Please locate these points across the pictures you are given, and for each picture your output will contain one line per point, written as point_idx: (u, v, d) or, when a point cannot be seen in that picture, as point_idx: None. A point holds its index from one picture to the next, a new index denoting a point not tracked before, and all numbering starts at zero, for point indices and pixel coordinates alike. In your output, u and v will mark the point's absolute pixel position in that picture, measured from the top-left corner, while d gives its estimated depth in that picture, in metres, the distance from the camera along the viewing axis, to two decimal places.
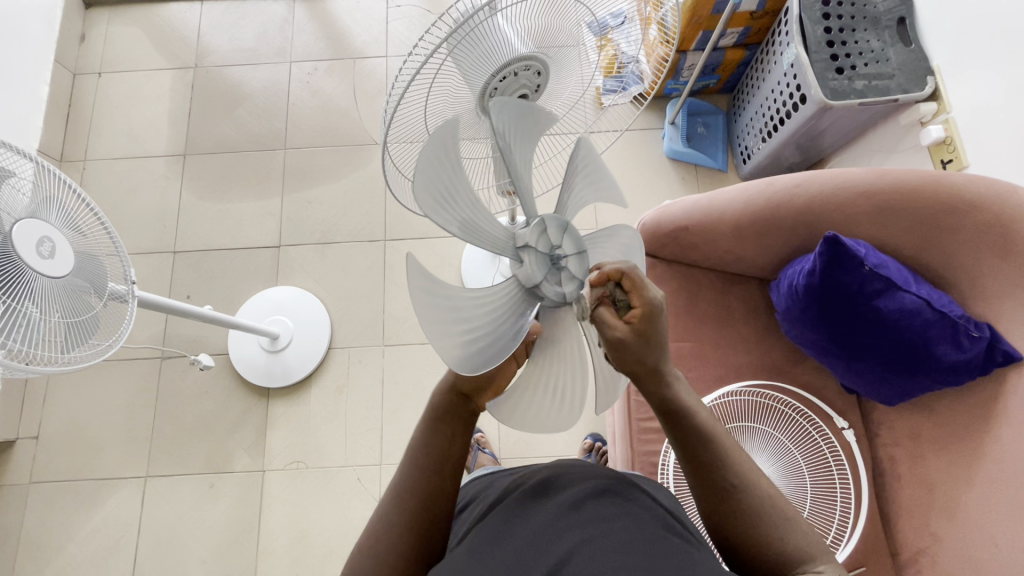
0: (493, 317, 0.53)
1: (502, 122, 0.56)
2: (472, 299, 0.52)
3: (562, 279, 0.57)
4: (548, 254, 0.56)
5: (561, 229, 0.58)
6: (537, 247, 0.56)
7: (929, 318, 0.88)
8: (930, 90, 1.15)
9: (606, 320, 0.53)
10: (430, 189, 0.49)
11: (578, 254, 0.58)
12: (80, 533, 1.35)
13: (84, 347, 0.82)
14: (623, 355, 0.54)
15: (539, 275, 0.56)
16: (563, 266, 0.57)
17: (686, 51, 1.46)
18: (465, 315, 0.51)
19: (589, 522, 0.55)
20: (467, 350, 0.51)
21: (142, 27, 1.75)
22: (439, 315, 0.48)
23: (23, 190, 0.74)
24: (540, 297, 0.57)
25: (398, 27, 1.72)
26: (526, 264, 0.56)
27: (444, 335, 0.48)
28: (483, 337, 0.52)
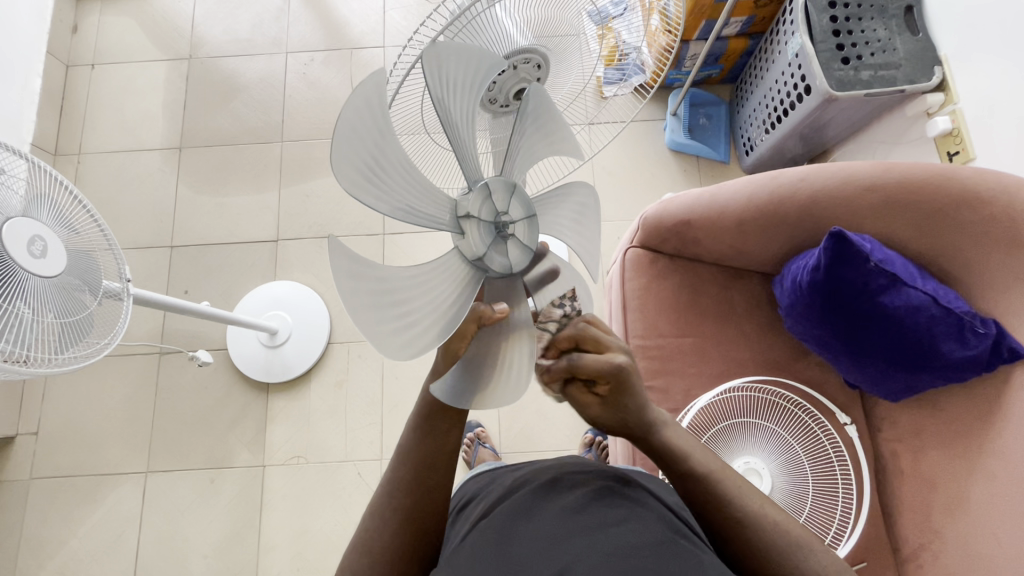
0: (434, 290, 0.49)
1: (437, 76, 0.48)
2: (410, 276, 0.48)
3: (508, 248, 0.53)
4: (492, 222, 0.52)
5: (505, 190, 0.54)
6: (482, 216, 0.52)
7: (935, 315, 0.87)
8: (938, 80, 1.13)
9: (579, 402, 0.56)
10: (352, 161, 0.43)
11: (525, 219, 0.55)
12: (81, 529, 1.35)
13: (79, 347, 0.81)
14: (608, 420, 0.59)
15: (483, 248, 0.52)
16: (508, 235, 0.53)
17: (688, 41, 1.44)
18: (402, 295, 0.47)
19: (595, 523, 0.55)
20: (410, 331, 0.47)
21: (135, 17, 1.73)
22: (372, 300, 0.45)
23: (15, 188, 0.73)
24: (488, 272, 0.53)
25: (395, 17, 1.69)
26: (469, 236, 0.51)
27: (378, 321, 0.45)
28: (426, 316, 0.48)
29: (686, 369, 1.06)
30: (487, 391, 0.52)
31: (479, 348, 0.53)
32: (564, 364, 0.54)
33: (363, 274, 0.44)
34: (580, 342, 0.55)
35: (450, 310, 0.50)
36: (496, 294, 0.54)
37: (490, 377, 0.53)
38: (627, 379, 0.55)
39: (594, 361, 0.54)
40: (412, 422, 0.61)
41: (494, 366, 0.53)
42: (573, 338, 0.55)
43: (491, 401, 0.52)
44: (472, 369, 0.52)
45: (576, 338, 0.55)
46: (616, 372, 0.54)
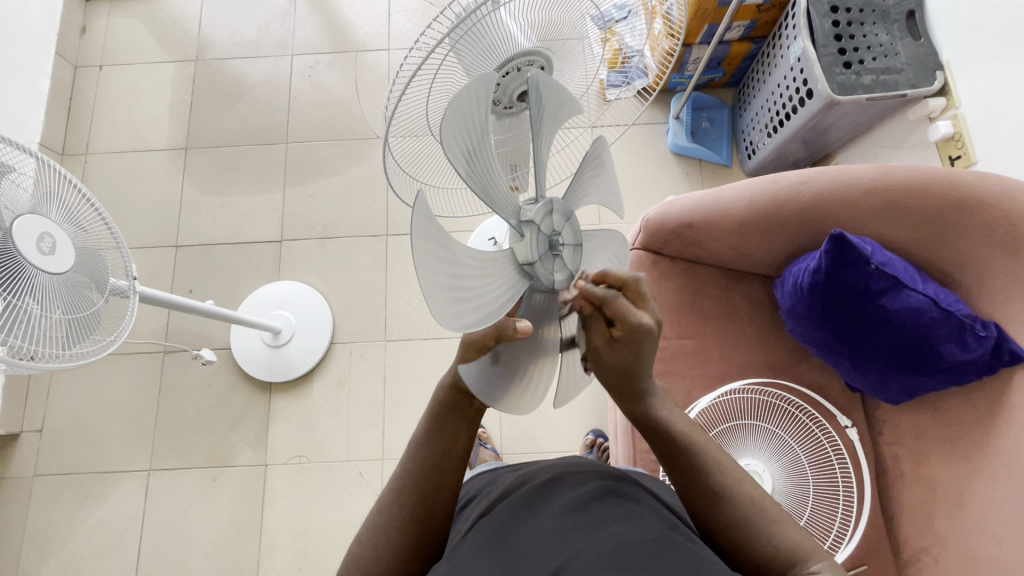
0: (485, 176, 0.52)
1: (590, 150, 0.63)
2: (486, 142, 0.52)
3: (551, 260, 0.56)
4: (553, 233, 0.56)
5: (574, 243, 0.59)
6: (552, 222, 0.56)
7: (936, 318, 0.87)
8: (939, 85, 1.13)
9: (589, 329, 0.57)
10: (556, 94, 0.61)
11: (572, 275, 0.59)
12: (84, 526, 1.35)
13: (85, 343, 0.81)
14: (602, 367, 0.58)
15: (533, 235, 0.54)
16: (558, 254, 0.57)
17: (691, 44, 1.44)
18: (481, 145, 0.51)
19: (595, 521, 0.55)
20: (463, 164, 0.50)
21: (143, 19, 1.74)
22: (466, 112, 0.49)
23: (23, 185, 0.74)
24: (520, 260, 0.54)
25: (400, 20, 1.70)
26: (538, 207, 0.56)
27: (454, 123, 0.48)
28: (473, 173, 0.51)
29: (687, 371, 1.07)
30: (448, 311, 0.46)
31: (469, 264, 0.49)
32: (602, 293, 0.55)
33: (480, 95, 0.50)
34: (625, 287, 0.57)
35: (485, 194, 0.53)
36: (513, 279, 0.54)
37: (460, 306, 0.47)
38: (642, 340, 0.55)
39: (626, 308, 0.55)
40: (424, 420, 0.62)
41: (470, 300, 0.48)
42: (624, 282, 0.57)
43: (443, 321, 0.45)
44: (451, 276, 0.47)
45: (624, 283, 0.57)
46: (639, 329, 0.55)
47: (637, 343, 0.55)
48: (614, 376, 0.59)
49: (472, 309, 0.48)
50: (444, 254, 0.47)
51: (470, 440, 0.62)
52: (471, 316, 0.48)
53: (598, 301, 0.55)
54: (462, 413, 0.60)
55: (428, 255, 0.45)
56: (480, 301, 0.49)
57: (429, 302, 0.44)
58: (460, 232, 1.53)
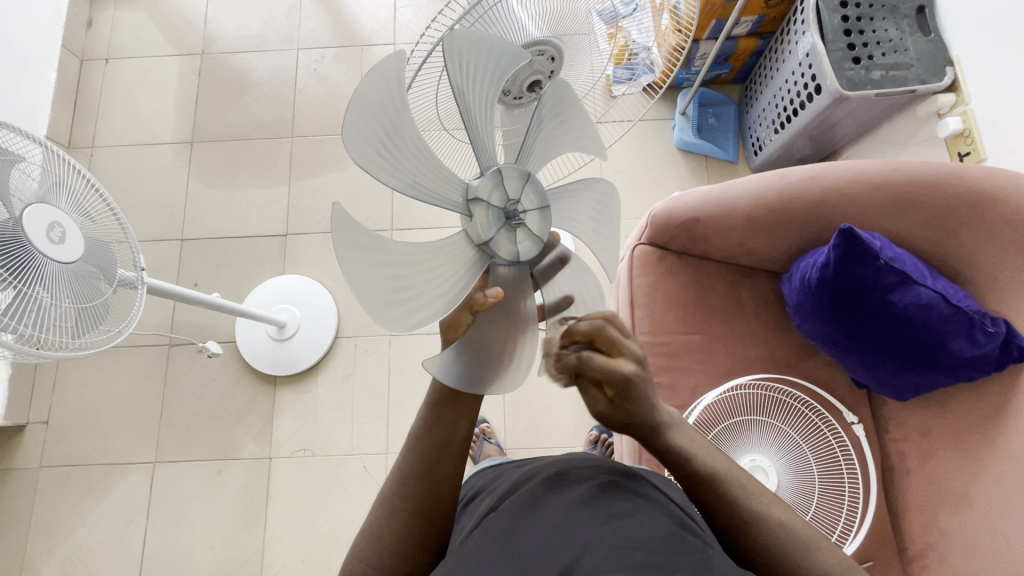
0: (414, 165, 0.51)
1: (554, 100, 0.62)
2: (409, 134, 0.50)
3: (509, 235, 0.57)
4: (506, 206, 0.56)
5: (537, 206, 0.59)
6: (503, 195, 0.56)
7: (945, 313, 0.86)
8: (949, 81, 1.13)
9: (588, 398, 0.55)
10: (478, 53, 0.53)
11: (538, 241, 0.59)
12: (90, 517, 1.36)
13: (94, 333, 0.82)
14: (612, 425, 0.57)
15: (484, 215, 0.55)
16: (518, 224, 0.57)
17: (699, 40, 1.44)
18: (400, 138, 0.49)
19: (602, 518, 0.55)
20: (385, 168, 0.49)
21: (149, 12, 1.74)
22: (377, 112, 0.46)
23: (32, 175, 0.74)
24: (475, 243, 0.56)
25: (406, 14, 1.70)
26: (487, 183, 0.56)
27: (368, 128, 0.46)
28: (399, 168, 0.50)
29: (693, 366, 1.07)
30: (393, 317, 0.48)
31: (415, 261, 0.51)
32: (574, 359, 0.53)
33: (391, 90, 0.47)
34: (594, 338, 0.55)
35: (419, 185, 0.52)
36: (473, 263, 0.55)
37: (404, 308, 0.49)
38: (632, 384, 0.54)
39: (604, 362, 0.53)
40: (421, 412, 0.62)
41: (416, 298, 0.50)
42: (590, 333, 0.55)
43: (389, 327, 0.47)
44: (393, 278, 0.48)
45: (592, 334, 0.55)
46: (624, 381, 0.53)
47: (629, 390, 0.54)
48: (627, 428, 0.57)
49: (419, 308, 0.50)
50: (383, 259, 0.48)
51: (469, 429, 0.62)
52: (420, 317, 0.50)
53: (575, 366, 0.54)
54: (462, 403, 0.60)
55: (364, 262, 0.46)
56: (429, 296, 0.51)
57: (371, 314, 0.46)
58: None
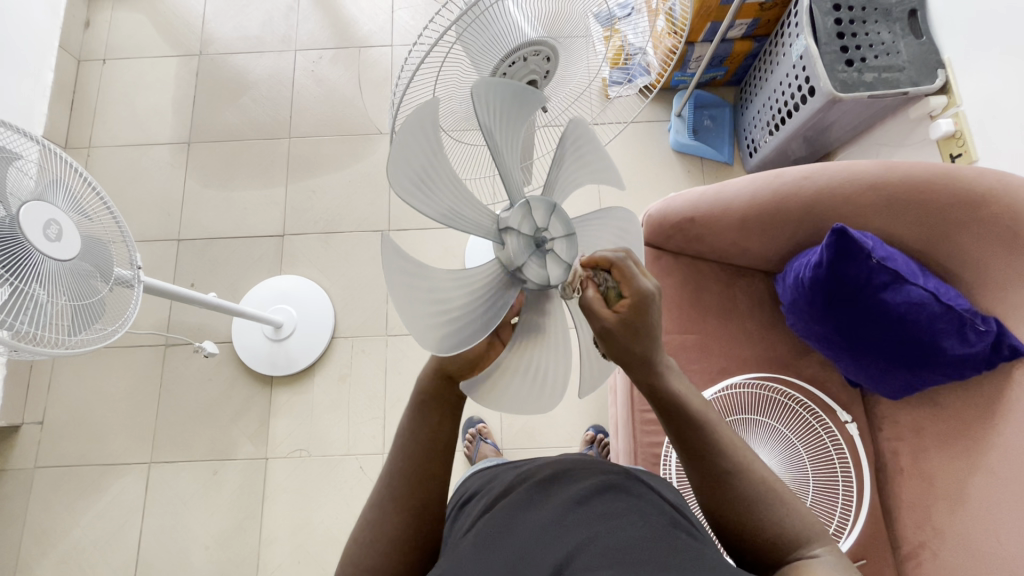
0: (503, 149, 0.57)
1: (591, 157, 0.63)
2: (517, 124, 0.58)
3: (531, 256, 0.56)
4: (537, 234, 0.57)
5: (563, 262, 0.59)
6: (546, 222, 0.57)
7: (936, 312, 0.87)
8: (941, 83, 1.14)
9: (593, 311, 0.54)
10: (589, 140, 0.61)
11: (547, 284, 0.58)
12: (85, 518, 1.36)
13: (90, 331, 0.82)
14: (613, 344, 0.55)
15: (523, 215, 0.56)
16: (544, 251, 0.57)
17: (694, 42, 1.45)
18: (509, 129, 0.57)
19: (596, 516, 0.55)
20: (490, 124, 0.54)
21: (146, 13, 1.75)
22: (516, 93, 0.55)
23: (29, 173, 0.74)
24: (499, 227, 0.55)
25: (403, 17, 1.71)
26: (542, 205, 0.57)
27: (505, 88, 0.54)
28: (496, 137, 0.55)
29: (688, 365, 1.07)
30: (395, 288, 0.47)
31: (450, 192, 0.52)
32: (608, 256, 0.55)
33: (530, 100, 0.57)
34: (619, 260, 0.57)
35: (498, 161, 0.56)
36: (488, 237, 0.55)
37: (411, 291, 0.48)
38: (649, 306, 0.54)
39: (632, 271, 0.54)
40: (413, 409, 0.63)
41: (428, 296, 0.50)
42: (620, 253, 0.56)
43: (398, 191, 0.47)
44: (425, 182, 0.49)
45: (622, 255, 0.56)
46: (644, 295, 0.53)
47: (644, 311, 0.54)
48: (627, 356, 0.56)
49: (427, 321, 0.50)
50: (429, 160, 0.50)
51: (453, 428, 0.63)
52: (422, 322, 0.49)
53: (608, 266, 0.55)
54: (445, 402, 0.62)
55: (417, 149, 0.47)
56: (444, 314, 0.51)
57: (388, 165, 0.45)
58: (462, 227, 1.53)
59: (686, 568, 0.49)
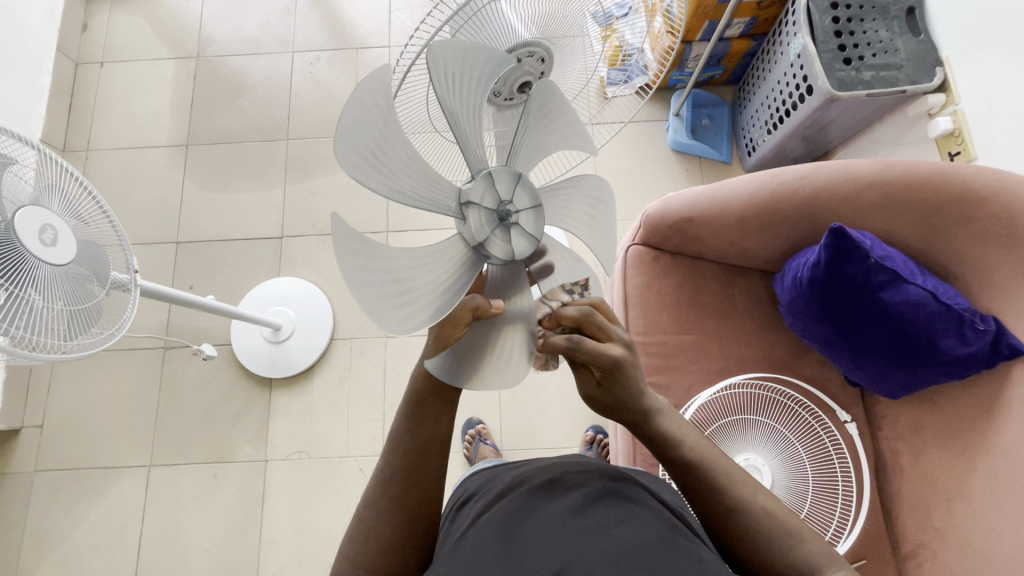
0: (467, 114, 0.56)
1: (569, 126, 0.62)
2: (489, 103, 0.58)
3: (497, 231, 0.56)
4: (495, 208, 0.56)
5: (530, 236, 0.59)
6: (509, 195, 0.57)
7: (935, 311, 0.87)
8: (939, 81, 1.14)
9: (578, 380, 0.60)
10: (563, 111, 0.62)
11: (512, 258, 0.57)
12: (85, 521, 1.36)
13: (87, 335, 0.81)
14: (598, 405, 0.62)
15: (485, 189, 0.56)
16: (511, 223, 0.57)
17: (691, 42, 1.45)
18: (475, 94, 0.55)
19: (594, 526, 0.55)
20: (450, 83, 0.53)
21: (144, 16, 1.75)
22: (484, 56, 0.54)
23: (26, 178, 0.74)
24: (461, 200, 0.55)
25: (401, 17, 1.70)
26: (500, 178, 0.57)
27: (480, 54, 0.53)
28: (460, 99, 0.54)
29: (687, 366, 1.07)
30: (343, 264, 0.46)
31: (410, 167, 0.52)
32: (561, 343, 0.56)
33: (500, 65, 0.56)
34: (582, 324, 0.58)
35: (458, 127, 0.55)
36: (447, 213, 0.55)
37: (363, 267, 0.47)
38: (619, 371, 0.58)
39: (593, 348, 0.56)
40: (408, 410, 0.62)
41: (383, 273, 0.49)
42: (578, 320, 0.57)
43: (347, 166, 0.46)
44: (379, 159, 0.48)
45: (580, 321, 0.58)
46: (613, 365, 0.57)
47: (616, 374, 0.58)
48: (613, 413, 0.62)
49: (383, 301, 0.48)
50: (385, 131, 0.49)
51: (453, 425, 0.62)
52: (378, 301, 0.47)
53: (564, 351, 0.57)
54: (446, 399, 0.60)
55: (369, 118, 0.46)
56: (406, 294, 0.50)
57: (337, 129, 0.44)
58: None
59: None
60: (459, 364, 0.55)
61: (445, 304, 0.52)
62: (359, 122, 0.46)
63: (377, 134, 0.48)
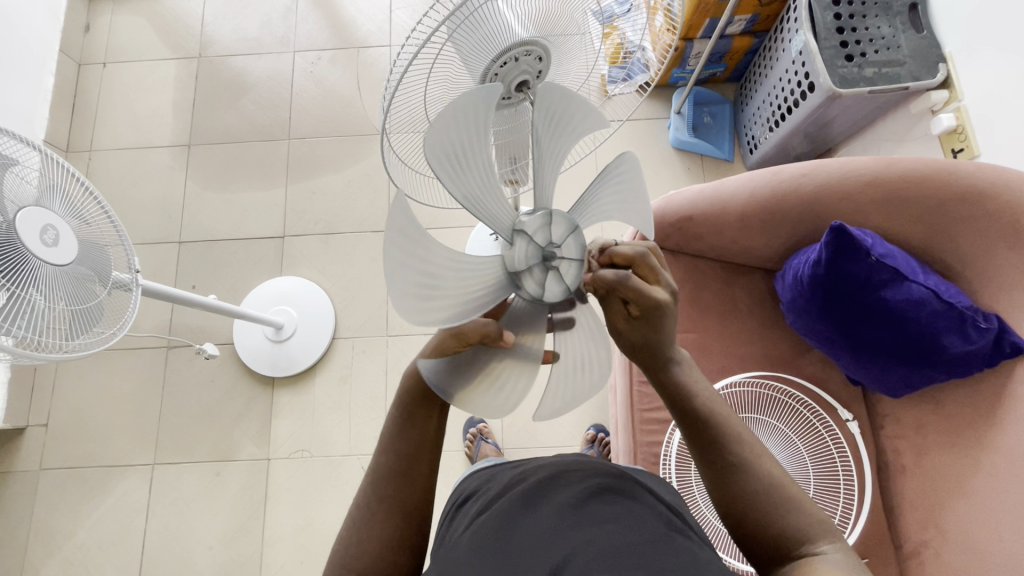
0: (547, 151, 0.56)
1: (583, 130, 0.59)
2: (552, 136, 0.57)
3: (539, 272, 0.54)
4: (542, 247, 0.54)
5: (566, 285, 0.56)
6: (561, 239, 0.55)
7: (937, 309, 0.87)
8: (942, 77, 1.13)
9: (609, 315, 0.56)
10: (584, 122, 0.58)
11: (540, 300, 0.55)
12: (89, 519, 1.37)
13: (89, 335, 0.82)
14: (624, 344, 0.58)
15: (541, 225, 0.55)
16: (553, 266, 0.55)
17: (692, 39, 1.44)
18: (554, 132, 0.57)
19: (592, 521, 0.55)
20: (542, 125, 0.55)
21: (146, 16, 1.75)
22: (563, 97, 0.55)
23: (29, 179, 0.75)
24: (513, 228, 0.55)
25: (401, 16, 1.70)
26: (561, 223, 0.55)
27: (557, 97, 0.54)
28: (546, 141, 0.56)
29: None
30: (390, 241, 0.45)
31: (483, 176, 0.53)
32: (611, 274, 0.54)
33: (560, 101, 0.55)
34: (635, 263, 0.56)
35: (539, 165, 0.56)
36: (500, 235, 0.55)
37: (406, 253, 0.46)
38: (659, 315, 0.55)
39: (642, 284, 0.53)
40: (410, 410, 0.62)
41: (419, 267, 0.48)
42: (631, 258, 0.56)
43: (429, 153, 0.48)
44: (457, 159, 0.50)
45: (632, 261, 0.56)
46: (655, 306, 0.54)
47: (654, 318, 0.55)
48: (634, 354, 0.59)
49: (409, 291, 0.47)
50: (472, 134, 0.50)
51: (442, 423, 0.62)
52: (404, 288, 0.46)
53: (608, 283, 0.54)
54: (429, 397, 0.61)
55: (464, 120, 0.49)
56: (432, 293, 0.49)
57: (434, 118, 0.46)
58: (462, 227, 1.53)
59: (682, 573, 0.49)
60: (451, 377, 0.54)
61: (463, 314, 0.52)
62: (451, 122, 0.48)
63: (462, 138, 0.49)
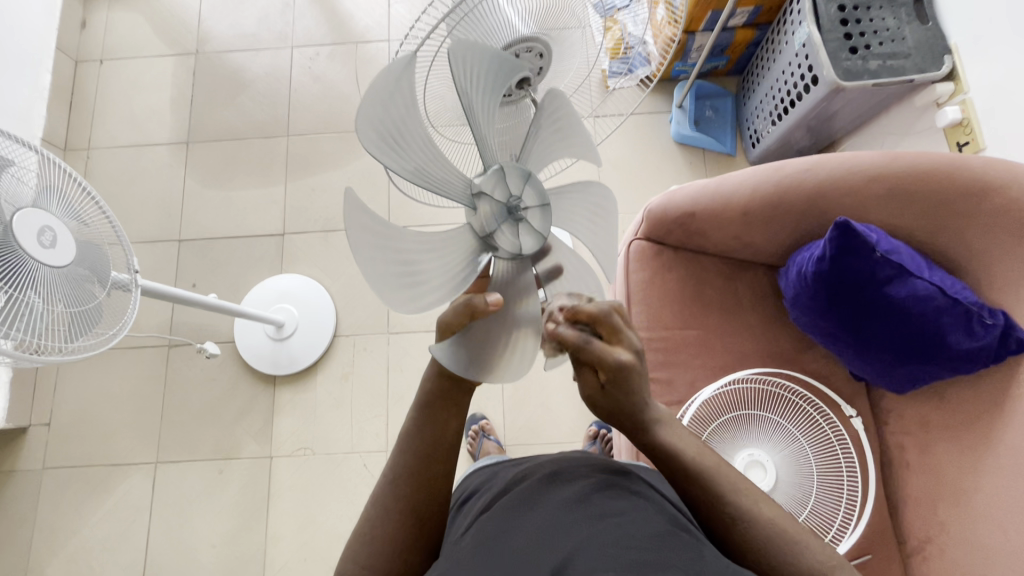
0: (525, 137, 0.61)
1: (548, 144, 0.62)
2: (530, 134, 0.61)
3: (517, 229, 0.56)
4: (504, 203, 0.55)
5: (536, 233, 0.58)
6: (520, 189, 0.57)
7: (942, 305, 0.86)
8: (947, 70, 1.11)
9: (580, 377, 0.57)
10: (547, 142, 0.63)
11: (519, 254, 0.57)
12: (93, 517, 1.37)
13: (89, 336, 0.82)
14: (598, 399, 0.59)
15: (496, 181, 0.55)
16: (521, 217, 0.57)
17: (694, 32, 1.43)
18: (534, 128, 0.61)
19: (596, 516, 0.54)
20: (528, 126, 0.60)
21: (143, 13, 1.74)
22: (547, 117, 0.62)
23: (25, 180, 0.74)
24: (472, 191, 0.55)
25: (400, 10, 1.68)
26: (511, 177, 0.56)
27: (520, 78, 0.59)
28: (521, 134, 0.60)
29: (689, 361, 1.06)
30: (355, 238, 0.47)
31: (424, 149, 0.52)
32: (573, 338, 0.53)
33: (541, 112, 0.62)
34: (598, 322, 0.54)
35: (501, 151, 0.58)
36: (461, 197, 0.55)
37: (374, 247, 0.48)
38: (626, 374, 0.55)
39: (602, 350, 0.53)
40: (412, 411, 0.61)
41: (394, 257, 0.50)
42: (596, 317, 0.54)
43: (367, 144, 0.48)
44: (394, 140, 0.49)
45: (597, 319, 0.54)
46: (620, 369, 0.54)
47: (623, 377, 0.55)
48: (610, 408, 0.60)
49: (392, 282, 0.49)
50: (403, 114, 0.50)
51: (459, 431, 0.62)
52: (384, 281, 0.48)
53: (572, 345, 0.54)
54: (451, 402, 0.60)
55: (391, 98, 0.48)
56: (414, 278, 0.51)
57: (362, 109, 0.46)
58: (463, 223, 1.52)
59: (686, 569, 0.48)
60: (472, 354, 0.54)
61: (454, 292, 0.54)
62: (375, 108, 0.47)
63: (394, 117, 0.49)
